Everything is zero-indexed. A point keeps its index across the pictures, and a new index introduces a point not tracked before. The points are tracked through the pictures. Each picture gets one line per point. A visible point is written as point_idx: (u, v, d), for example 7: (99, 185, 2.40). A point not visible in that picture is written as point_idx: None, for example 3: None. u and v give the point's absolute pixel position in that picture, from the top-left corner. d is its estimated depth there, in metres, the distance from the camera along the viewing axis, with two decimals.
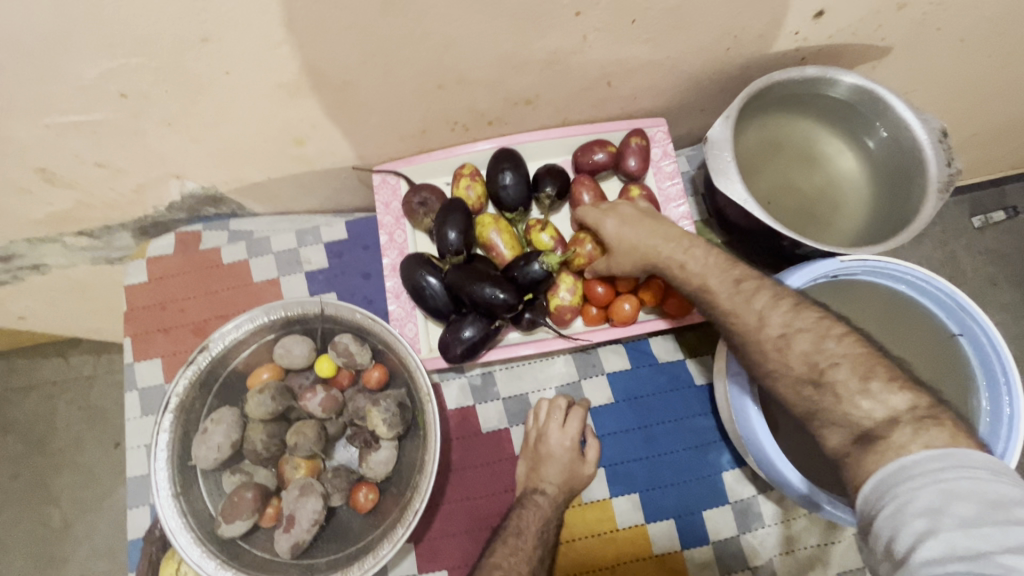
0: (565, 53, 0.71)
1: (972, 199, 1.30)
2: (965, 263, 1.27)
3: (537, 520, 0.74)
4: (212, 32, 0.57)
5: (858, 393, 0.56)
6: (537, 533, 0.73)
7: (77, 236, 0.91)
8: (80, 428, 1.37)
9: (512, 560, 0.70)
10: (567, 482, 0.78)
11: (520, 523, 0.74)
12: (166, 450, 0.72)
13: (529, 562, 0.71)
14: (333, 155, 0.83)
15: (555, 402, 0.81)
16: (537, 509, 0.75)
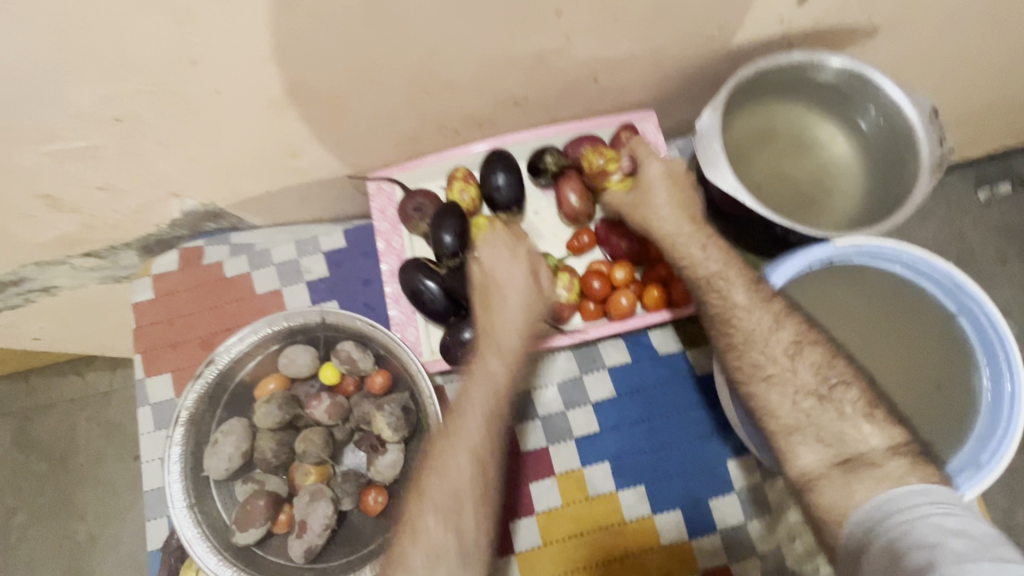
0: (550, 53, 0.72)
1: (974, 172, 1.28)
2: (971, 239, 1.26)
3: (486, 397, 0.67)
4: (200, 54, 0.58)
5: (863, 417, 0.60)
6: (486, 412, 0.66)
7: (85, 256, 0.93)
8: (100, 444, 1.41)
9: (451, 463, 0.63)
10: (523, 339, 0.70)
11: (469, 404, 0.66)
12: (178, 462, 0.74)
13: (477, 438, 0.65)
14: (328, 166, 0.85)
15: (496, 241, 0.72)
16: (487, 383, 0.67)
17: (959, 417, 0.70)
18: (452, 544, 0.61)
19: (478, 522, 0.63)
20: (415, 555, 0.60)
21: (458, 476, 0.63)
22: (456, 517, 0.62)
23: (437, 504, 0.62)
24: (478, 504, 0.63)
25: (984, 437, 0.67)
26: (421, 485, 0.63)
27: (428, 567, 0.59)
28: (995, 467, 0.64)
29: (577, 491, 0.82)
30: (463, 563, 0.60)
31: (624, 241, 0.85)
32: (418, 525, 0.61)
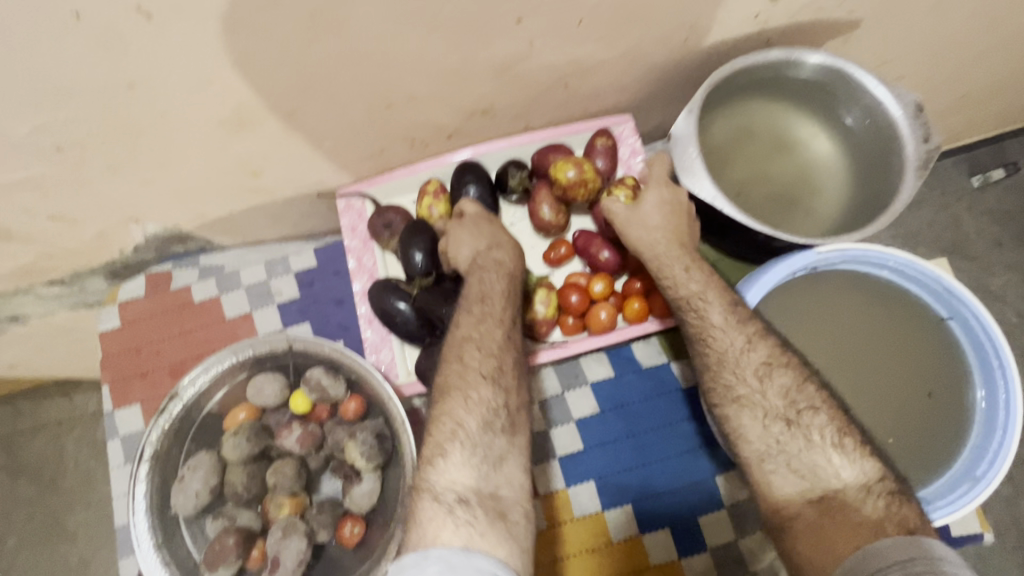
0: (514, 60, 0.69)
1: (969, 158, 1.25)
2: (966, 226, 1.23)
3: (501, 279, 0.71)
4: (138, 78, 0.55)
5: (833, 446, 0.57)
6: (503, 290, 0.70)
7: (49, 285, 0.90)
8: (90, 465, 1.34)
9: (483, 328, 0.66)
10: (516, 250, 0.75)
11: (489, 285, 0.69)
12: (144, 500, 0.71)
13: (503, 314, 0.68)
14: (293, 183, 0.81)
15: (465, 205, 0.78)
16: (499, 267, 0.72)
17: (952, 426, 0.67)
18: (503, 406, 0.61)
19: (518, 386, 0.64)
20: (469, 417, 0.59)
21: (494, 340, 0.65)
22: (498, 378, 0.62)
23: (477, 366, 0.62)
24: (516, 370, 0.65)
25: (980, 447, 0.64)
26: (462, 353, 0.63)
27: (485, 435, 0.58)
28: (991, 480, 0.62)
29: (562, 512, 0.79)
30: (512, 430, 0.61)
31: (605, 253, 0.80)
32: (469, 391, 0.60)
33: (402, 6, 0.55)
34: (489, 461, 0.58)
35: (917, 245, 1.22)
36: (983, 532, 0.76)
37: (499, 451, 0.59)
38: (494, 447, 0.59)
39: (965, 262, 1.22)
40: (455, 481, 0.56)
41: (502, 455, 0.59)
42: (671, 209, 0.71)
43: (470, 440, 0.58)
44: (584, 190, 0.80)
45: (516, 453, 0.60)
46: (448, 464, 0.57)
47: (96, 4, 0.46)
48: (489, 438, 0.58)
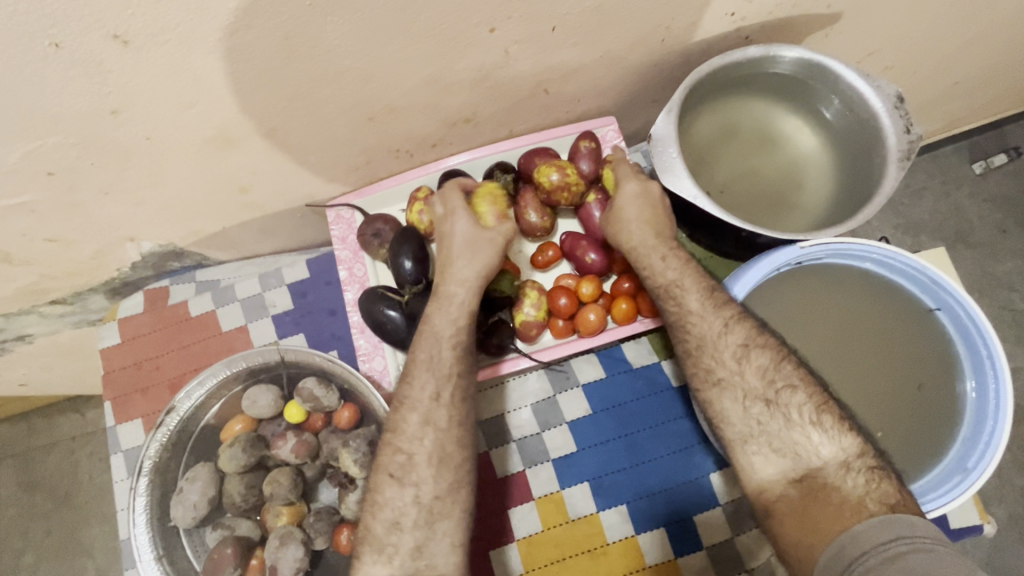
0: (490, 69, 0.69)
1: (969, 145, 1.24)
2: (969, 214, 1.22)
3: (433, 347, 0.69)
4: (121, 103, 0.56)
5: (811, 423, 0.58)
6: (428, 362, 0.68)
7: (52, 304, 0.93)
8: (104, 478, 1.36)
9: (396, 417, 0.67)
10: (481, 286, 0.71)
11: (414, 360, 0.69)
12: (144, 513, 0.73)
13: (422, 398, 0.67)
14: (282, 198, 0.83)
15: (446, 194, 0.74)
16: (430, 335, 0.69)
17: (944, 418, 0.67)
18: (411, 503, 0.63)
19: (435, 477, 0.64)
20: (375, 523, 0.64)
21: (406, 433, 0.65)
22: (406, 476, 0.64)
23: (388, 465, 0.65)
24: (433, 462, 0.65)
25: (971, 437, 0.64)
26: (379, 450, 0.66)
27: (391, 535, 0.62)
28: (982, 471, 0.61)
29: (557, 514, 0.79)
30: (429, 521, 0.63)
31: (592, 255, 0.81)
32: (378, 495, 0.64)
33: (374, 21, 0.56)
34: (402, 557, 0.62)
35: (919, 234, 1.21)
36: (984, 523, 0.75)
37: (416, 541, 0.62)
38: (403, 542, 0.62)
39: (968, 250, 1.21)
40: (372, 573, 0.61)
41: (420, 544, 0.62)
42: (653, 203, 0.72)
43: (378, 543, 0.63)
44: (568, 193, 0.81)
45: (439, 537, 0.63)
46: (365, 560, 0.62)
47: (72, 34, 0.47)
48: (396, 538, 0.62)
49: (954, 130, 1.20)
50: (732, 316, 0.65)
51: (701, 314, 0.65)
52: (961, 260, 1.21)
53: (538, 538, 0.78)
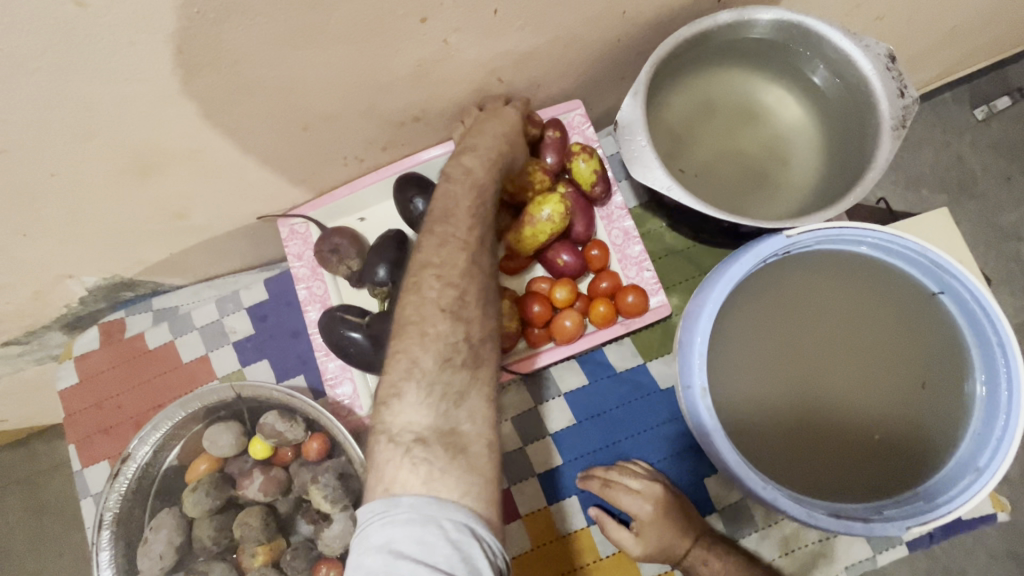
0: (431, 62, 0.62)
1: (970, 90, 1.15)
2: (972, 163, 1.14)
3: (472, 192, 0.60)
4: (9, 141, 0.50)
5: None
6: (472, 206, 0.60)
7: (3, 346, 0.85)
8: None
9: (445, 252, 0.56)
10: (506, 149, 0.65)
11: (454, 202, 0.59)
12: (108, 569, 0.69)
13: (468, 237, 0.58)
14: (226, 218, 0.77)
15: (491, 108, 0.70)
16: (467, 180, 0.61)
17: (950, 413, 0.61)
18: (463, 339, 0.53)
19: (483, 317, 0.55)
20: (425, 354, 0.52)
21: (456, 267, 0.56)
22: (459, 312, 0.54)
23: (433, 300, 0.54)
24: (479, 301, 0.55)
25: (981, 434, 0.59)
26: (418, 283, 0.55)
27: (443, 371, 0.51)
28: (995, 471, 0.56)
29: (547, 532, 0.75)
30: (475, 364, 0.53)
31: (565, 256, 0.75)
32: (426, 326, 0.53)
33: (283, 23, 0.49)
34: (449, 398, 0.51)
35: (920, 188, 1.13)
36: (995, 512, 0.71)
37: (460, 386, 0.52)
38: (455, 381, 0.52)
39: (972, 201, 1.13)
40: (412, 422, 0.50)
41: (465, 389, 0.52)
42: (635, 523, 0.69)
43: (427, 380, 0.51)
44: (533, 193, 0.74)
45: (479, 384, 0.53)
46: (403, 405, 0.50)
47: None
48: (449, 375, 0.51)
49: (955, 74, 1.11)
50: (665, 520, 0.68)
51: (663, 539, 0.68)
52: (967, 213, 1.13)
53: (529, 561, 0.74)
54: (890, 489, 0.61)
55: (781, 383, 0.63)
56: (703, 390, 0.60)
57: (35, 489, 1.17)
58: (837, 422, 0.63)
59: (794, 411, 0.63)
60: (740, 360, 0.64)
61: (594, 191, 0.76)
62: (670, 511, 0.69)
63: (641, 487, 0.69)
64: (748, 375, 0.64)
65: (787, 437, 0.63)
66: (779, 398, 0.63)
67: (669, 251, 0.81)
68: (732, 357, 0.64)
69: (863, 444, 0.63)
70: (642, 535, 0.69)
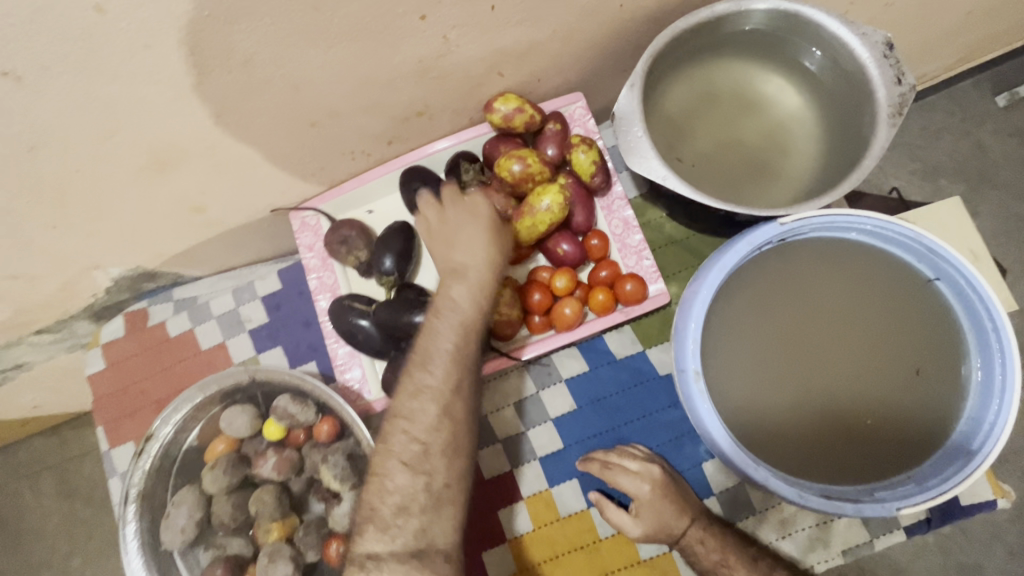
0: (433, 58, 0.64)
1: (992, 76, 1.13)
2: (993, 152, 1.12)
3: (453, 332, 0.63)
4: (38, 139, 0.54)
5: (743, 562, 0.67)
6: (454, 347, 0.63)
7: (38, 333, 0.90)
8: None
9: (416, 404, 0.61)
10: (493, 272, 0.66)
11: (437, 342, 0.63)
12: (135, 540, 0.74)
13: (443, 387, 0.62)
14: (241, 211, 0.80)
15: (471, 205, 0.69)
16: (452, 314, 0.64)
17: (946, 398, 0.62)
18: (421, 489, 0.59)
19: (449, 465, 0.61)
20: (383, 505, 0.59)
21: (423, 422, 0.61)
22: (421, 463, 0.60)
23: (401, 451, 0.60)
24: (446, 451, 0.61)
25: (976, 417, 0.59)
26: (388, 432, 0.61)
27: (398, 518, 0.59)
28: (988, 454, 0.57)
29: (547, 513, 0.78)
30: (437, 506, 0.60)
31: (565, 246, 0.77)
32: (385, 480, 0.60)
33: (289, 24, 0.51)
34: (406, 537, 0.58)
35: (938, 178, 1.12)
36: (995, 498, 0.72)
37: (422, 524, 0.59)
38: (409, 525, 0.58)
39: (993, 191, 1.11)
40: (374, 549, 0.58)
41: (422, 528, 0.59)
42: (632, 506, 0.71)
43: (385, 523, 0.59)
44: (533, 183, 0.75)
45: (441, 520, 0.60)
46: (366, 538, 0.59)
47: None
48: (404, 522, 0.58)
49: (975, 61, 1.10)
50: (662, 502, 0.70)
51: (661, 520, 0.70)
52: (987, 203, 1.11)
53: (530, 540, 0.77)
54: (882, 473, 0.62)
55: (776, 369, 0.64)
56: (696, 373, 0.62)
57: (65, 475, 1.22)
58: (831, 408, 0.64)
59: (789, 397, 0.64)
60: (735, 345, 0.65)
61: (593, 181, 0.77)
62: (667, 493, 0.71)
63: (639, 468, 0.72)
64: (743, 360, 0.65)
65: (783, 422, 0.64)
66: (774, 383, 0.64)
67: (669, 240, 0.82)
68: (727, 344, 0.65)
69: (856, 429, 0.63)
70: (641, 516, 0.71)
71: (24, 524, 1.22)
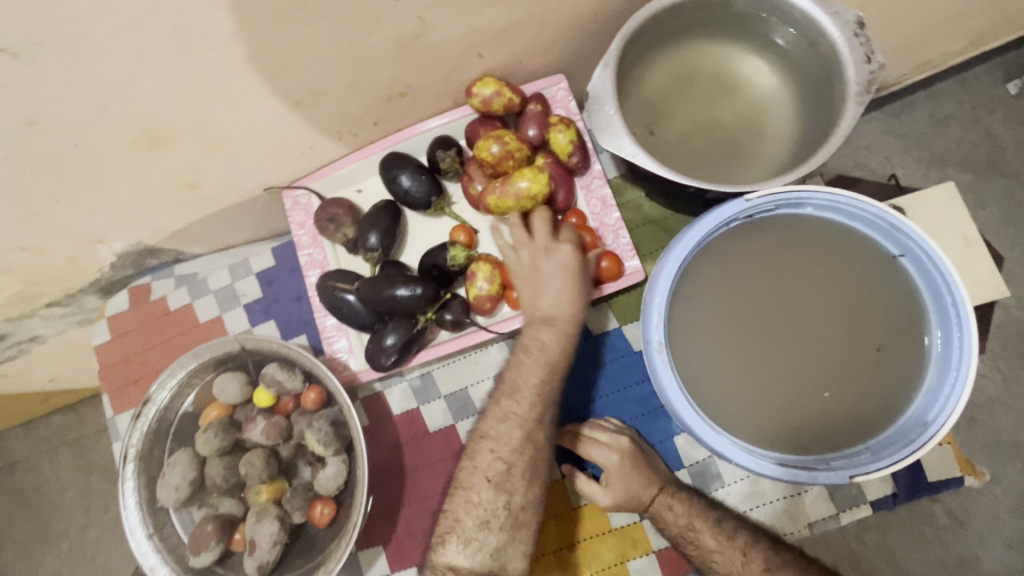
0: (409, 38, 0.67)
1: (1003, 63, 1.11)
2: (1003, 140, 1.09)
3: (540, 369, 0.67)
4: (35, 113, 0.57)
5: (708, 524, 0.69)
6: (538, 384, 0.67)
7: (48, 306, 0.94)
8: None
9: (502, 428, 0.66)
10: (578, 315, 0.69)
11: (524, 376, 0.67)
12: (133, 497, 0.78)
13: (529, 416, 0.67)
14: (235, 188, 0.84)
15: (561, 254, 0.68)
16: (540, 354, 0.67)
17: (906, 373, 0.64)
18: (503, 507, 0.65)
19: (527, 488, 0.67)
20: (467, 517, 0.65)
21: (509, 444, 0.66)
22: (504, 482, 0.65)
23: (486, 470, 0.65)
24: (527, 475, 0.67)
25: (934, 390, 0.61)
26: (475, 451, 0.66)
27: (480, 532, 0.64)
28: (942, 424, 0.59)
29: None
30: (514, 526, 0.66)
31: None
32: (471, 493, 0.65)
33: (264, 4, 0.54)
34: (485, 553, 0.64)
35: (944, 167, 1.09)
36: (962, 474, 0.77)
37: (499, 543, 0.65)
38: (490, 541, 0.65)
39: (1002, 180, 1.08)
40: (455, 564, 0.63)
41: (500, 546, 0.65)
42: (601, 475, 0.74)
43: (466, 536, 0.64)
44: (513, 162, 0.77)
45: (515, 542, 0.67)
46: (449, 552, 0.64)
47: None
48: (484, 536, 0.64)
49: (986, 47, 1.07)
50: (629, 470, 0.73)
51: (628, 488, 0.72)
52: (996, 191, 1.08)
53: None
54: (841, 444, 0.64)
55: (740, 344, 0.66)
56: (660, 345, 0.64)
57: (83, 449, 1.28)
58: (794, 381, 0.66)
59: (753, 371, 0.66)
60: (701, 319, 0.67)
61: (571, 161, 0.79)
62: (635, 464, 0.74)
63: (608, 439, 0.75)
64: (708, 333, 0.67)
65: (746, 397, 0.66)
66: (738, 356, 0.66)
67: (647, 220, 0.84)
68: (692, 319, 0.67)
69: (815, 403, 0.65)
70: (610, 485, 0.73)
71: (45, 495, 1.28)
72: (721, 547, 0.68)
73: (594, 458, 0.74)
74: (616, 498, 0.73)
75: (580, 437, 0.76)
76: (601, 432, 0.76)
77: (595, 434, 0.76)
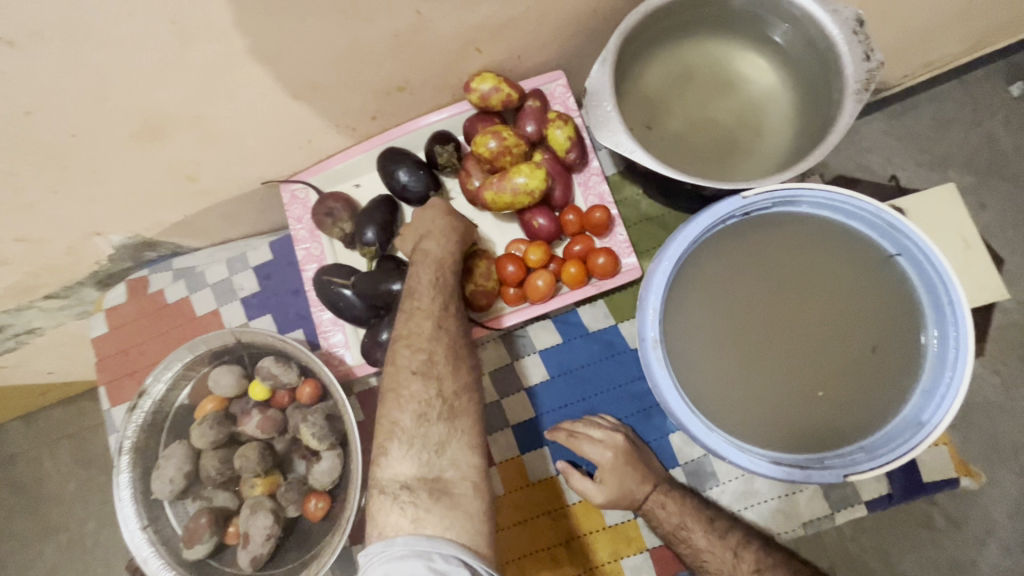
0: (408, 32, 0.67)
1: (1006, 65, 1.10)
2: (1004, 142, 1.09)
3: (432, 269, 0.68)
4: (32, 102, 0.57)
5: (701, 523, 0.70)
6: (434, 279, 0.68)
7: (46, 299, 0.94)
8: None
9: (412, 324, 0.65)
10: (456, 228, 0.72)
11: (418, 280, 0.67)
12: (128, 488, 0.79)
13: (432, 304, 0.66)
14: (233, 181, 0.84)
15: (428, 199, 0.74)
16: (426, 259, 0.69)
17: (901, 372, 0.63)
18: (436, 396, 0.61)
19: (455, 373, 0.64)
20: (404, 414, 0.60)
21: (423, 334, 0.64)
22: (430, 369, 0.62)
23: (408, 364, 0.62)
24: (451, 359, 0.64)
25: (929, 389, 0.61)
26: (394, 355, 0.64)
27: (421, 427, 0.59)
28: (937, 424, 0.59)
29: (518, 478, 0.80)
30: (452, 415, 0.61)
31: (540, 219, 0.78)
32: (400, 391, 0.61)
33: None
34: (429, 447, 0.59)
35: (945, 169, 1.09)
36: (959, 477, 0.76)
37: (440, 437, 0.60)
38: (431, 435, 0.59)
39: (1003, 182, 1.08)
40: (399, 473, 0.57)
41: (444, 441, 0.60)
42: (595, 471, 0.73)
43: (408, 436, 0.59)
44: (510, 158, 0.77)
45: (458, 435, 0.61)
46: (390, 461, 0.58)
47: None
48: (425, 429, 0.59)
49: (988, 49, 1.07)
50: (623, 467, 0.72)
51: (622, 486, 0.72)
52: (997, 194, 1.08)
53: (500, 506, 0.79)
54: (835, 443, 0.64)
55: (734, 342, 0.66)
56: (655, 341, 0.64)
57: (82, 443, 1.28)
58: (788, 380, 0.65)
59: (747, 369, 0.66)
60: (695, 316, 0.67)
61: (568, 157, 0.79)
62: (629, 461, 0.73)
63: (603, 436, 0.74)
64: (703, 330, 0.66)
65: (740, 395, 0.65)
66: (732, 354, 0.66)
67: (644, 218, 0.85)
68: (687, 316, 0.67)
69: (809, 403, 0.65)
70: (604, 482, 0.73)
71: (44, 488, 1.28)
72: (713, 546, 0.68)
73: (587, 453, 0.73)
74: (609, 495, 0.72)
75: (575, 433, 0.75)
76: (595, 429, 0.75)
77: (590, 430, 0.76)
